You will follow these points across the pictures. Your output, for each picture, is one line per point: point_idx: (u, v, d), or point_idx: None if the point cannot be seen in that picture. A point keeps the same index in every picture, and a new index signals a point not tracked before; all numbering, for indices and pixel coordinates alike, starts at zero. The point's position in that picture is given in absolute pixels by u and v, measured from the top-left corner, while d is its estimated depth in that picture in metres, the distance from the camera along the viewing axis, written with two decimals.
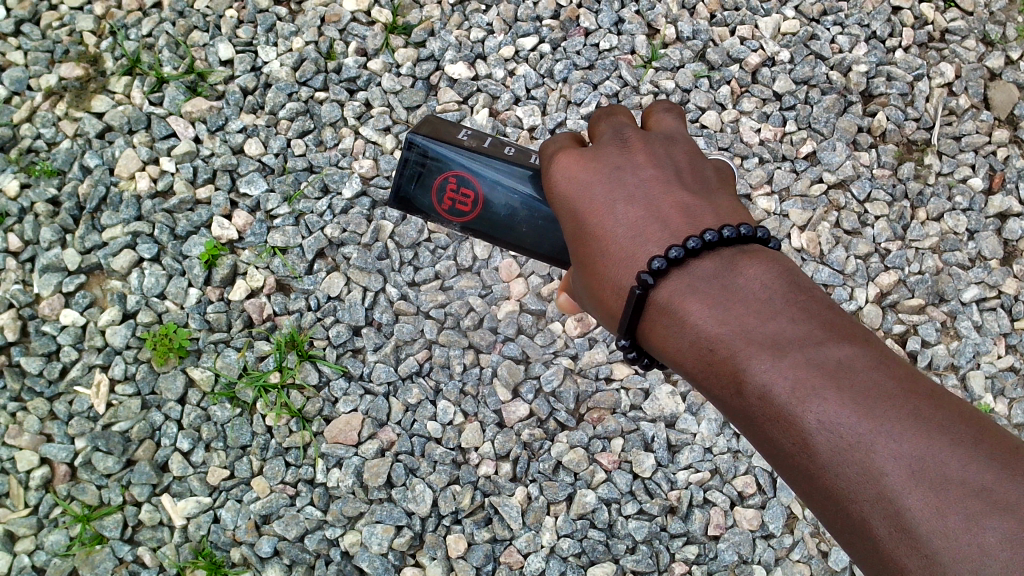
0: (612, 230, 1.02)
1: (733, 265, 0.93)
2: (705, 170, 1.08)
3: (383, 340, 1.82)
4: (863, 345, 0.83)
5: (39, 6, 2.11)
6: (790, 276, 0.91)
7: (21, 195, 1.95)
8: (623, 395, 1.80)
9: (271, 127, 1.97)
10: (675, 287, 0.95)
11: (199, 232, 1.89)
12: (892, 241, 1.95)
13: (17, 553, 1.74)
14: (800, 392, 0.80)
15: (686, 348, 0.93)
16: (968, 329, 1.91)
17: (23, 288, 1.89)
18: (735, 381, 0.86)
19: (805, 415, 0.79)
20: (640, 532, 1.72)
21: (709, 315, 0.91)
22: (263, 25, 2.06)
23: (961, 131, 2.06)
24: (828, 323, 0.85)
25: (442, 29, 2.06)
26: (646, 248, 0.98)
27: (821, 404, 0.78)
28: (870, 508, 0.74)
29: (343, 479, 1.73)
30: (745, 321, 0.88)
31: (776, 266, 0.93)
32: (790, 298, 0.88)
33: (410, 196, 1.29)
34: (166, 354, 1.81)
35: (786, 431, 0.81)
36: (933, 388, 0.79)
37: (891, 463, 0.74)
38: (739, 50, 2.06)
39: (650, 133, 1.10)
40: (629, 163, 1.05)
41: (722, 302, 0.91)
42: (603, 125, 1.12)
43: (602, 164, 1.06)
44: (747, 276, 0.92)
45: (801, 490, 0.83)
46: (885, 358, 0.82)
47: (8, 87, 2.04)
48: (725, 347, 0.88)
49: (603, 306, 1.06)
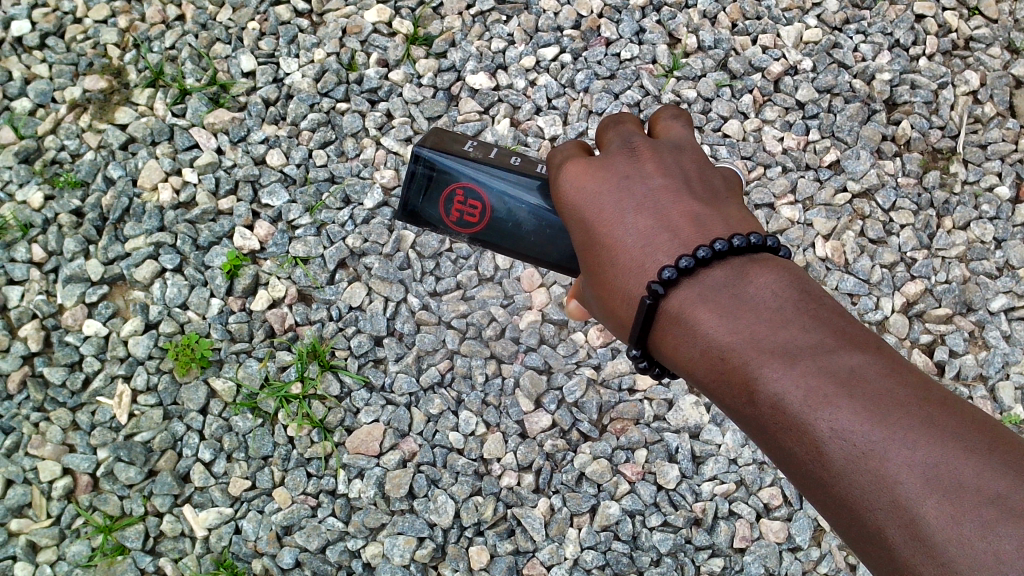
0: (619, 241, 1.00)
1: (743, 274, 0.91)
2: (713, 179, 1.05)
3: (405, 350, 1.81)
4: (876, 353, 0.81)
5: (65, 20, 2.13)
6: (802, 285, 0.89)
7: (45, 207, 1.96)
8: (646, 406, 1.78)
9: (293, 137, 1.98)
10: (685, 297, 0.93)
11: (221, 242, 1.89)
12: (918, 250, 1.93)
13: (40, 564, 1.74)
14: (812, 401, 0.78)
15: (697, 357, 0.91)
16: (996, 339, 1.88)
17: (47, 298, 1.89)
18: (747, 390, 0.84)
19: (817, 424, 0.77)
20: (665, 544, 1.69)
21: (721, 324, 0.89)
22: (285, 37, 2.07)
23: (987, 139, 2.04)
24: (840, 331, 0.83)
25: (463, 40, 2.06)
26: (657, 259, 0.96)
27: (833, 412, 0.77)
28: (885, 518, 0.72)
29: (365, 490, 1.72)
30: (756, 330, 0.86)
31: (787, 274, 0.91)
32: (801, 306, 0.86)
33: (418, 209, 1.29)
34: (189, 364, 1.81)
35: (799, 441, 0.79)
36: (948, 396, 0.77)
37: (905, 471, 0.72)
38: (761, 59, 2.05)
39: (658, 141, 1.07)
40: (638, 172, 1.02)
41: (733, 310, 0.89)
42: (611, 133, 1.09)
43: (610, 173, 1.03)
44: (757, 285, 0.90)
45: (814, 500, 0.81)
46: (898, 366, 0.80)
47: (33, 99, 2.06)
48: (736, 356, 0.86)
49: (612, 315, 1.04)
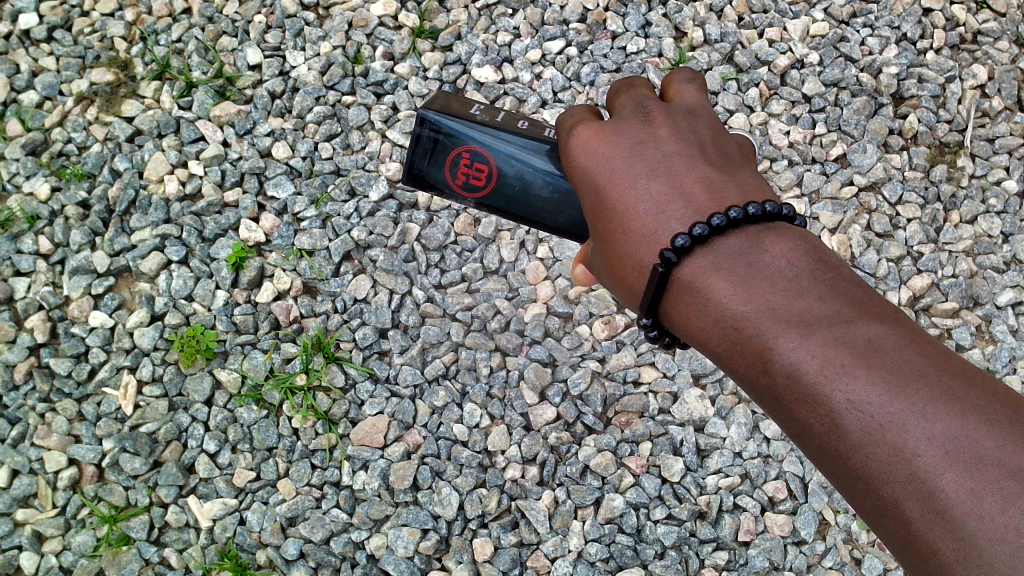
0: (629, 208, 0.99)
1: (758, 243, 0.91)
2: (728, 147, 1.05)
3: (410, 343, 1.81)
4: (894, 323, 0.80)
5: (72, 13, 2.14)
6: (819, 254, 0.88)
7: (52, 198, 1.97)
8: (651, 399, 1.78)
9: (299, 130, 1.98)
10: (699, 265, 0.92)
11: (227, 234, 1.90)
12: (925, 243, 1.92)
13: (45, 554, 1.74)
14: (828, 371, 0.77)
15: (710, 326, 0.90)
16: (1003, 334, 1.87)
17: (53, 290, 1.90)
18: (761, 360, 0.84)
19: (834, 395, 0.77)
20: (669, 536, 1.69)
21: (735, 293, 0.88)
22: (291, 30, 2.07)
23: (995, 133, 2.03)
24: (856, 300, 0.82)
25: (469, 33, 2.07)
26: (670, 225, 0.95)
27: (848, 383, 0.76)
28: (902, 491, 0.72)
29: (369, 482, 1.72)
30: (771, 299, 0.85)
31: (804, 242, 0.90)
32: (817, 275, 0.85)
33: (424, 172, 1.29)
34: (194, 356, 1.81)
35: (814, 411, 0.79)
36: (965, 366, 0.76)
37: (924, 444, 0.71)
38: (767, 53, 2.05)
39: (671, 106, 1.06)
40: (652, 138, 1.01)
41: (747, 279, 0.88)
42: (623, 98, 1.08)
43: (622, 138, 1.02)
44: (773, 254, 0.89)
45: (828, 470, 0.80)
46: (915, 335, 0.79)
47: (40, 91, 2.07)
48: (751, 325, 0.85)
49: (621, 283, 1.03)
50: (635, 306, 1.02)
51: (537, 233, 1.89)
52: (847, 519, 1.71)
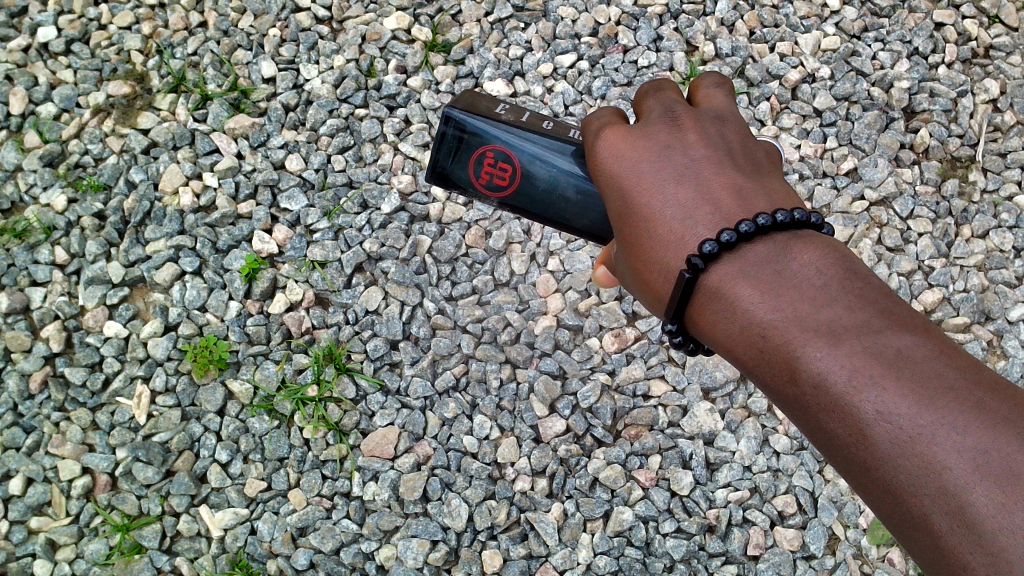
0: (657, 214, 0.98)
1: (786, 250, 0.88)
2: (756, 153, 1.03)
3: (420, 354, 1.82)
4: (924, 334, 0.77)
5: (89, 26, 2.17)
6: (847, 262, 0.86)
7: (68, 209, 1.99)
8: (661, 412, 1.79)
9: (312, 143, 2.00)
10: (726, 272, 0.90)
11: (240, 246, 1.92)
12: (937, 258, 1.92)
13: (58, 561, 1.75)
14: (856, 381, 0.75)
15: (736, 333, 0.88)
16: (1015, 348, 1.86)
17: (69, 299, 1.92)
18: (787, 369, 0.82)
19: (861, 405, 0.74)
20: (678, 550, 1.68)
21: (761, 300, 0.86)
22: (305, 44, 2.09)
23: (1006, 147, 2.03)
24: (886, 310, 0.80)
25: (481, 47, 2.08)
26: (698, 232, 0.94)
27: (877, 393, 0.74)
28: (931, 504, 0.69)
29: (379, 492, 1.73)
30: (799, 307, 0.83)
31: (832, 249, 0.88)
32: (845, 284, 0.83)
33: (449, 171, 1.29)
34: (207, 366, 1.83)
35: (841, 422, 0.76)
36: (996, 379, 0.74)
37: (954, 456, 0.69)
38: (778, 67, 2.06)
39: (700, 111, 1.04)
40: (680, 143, 1.00)
41: (775, 286, 0.86)
42: (651, 101, 1.07)
43: (651, 144, 1.01)
44: (800, 262, 0.87)
45: (854, 482, 0.78)
46: (945, 347, 0.77)
47: (58, 104, 2.09)
48: (777, 333, 0.83)
49: (647, 289, 1.02)
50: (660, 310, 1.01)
51: (548, 246, 1.90)
52: (856, 534, 1.71)
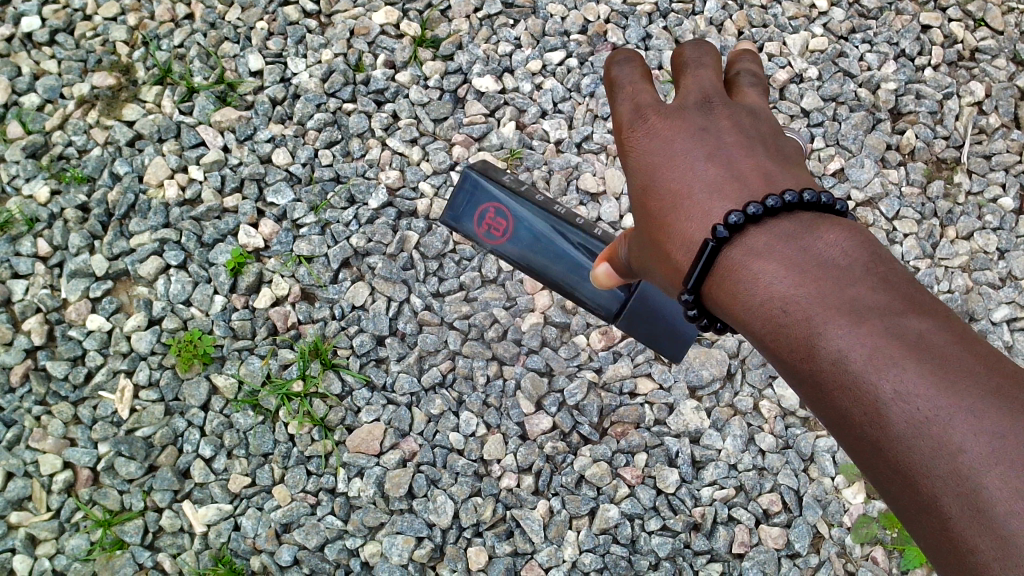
0: (685, 194, 0.99)
1: (810, 230, 0.88)
2: (784, 144, 1.05)
3: (407, 350, 1.82)
4: (944, 319, 0.77)
5: (74, 17, 2.13)
6: (871, 246, 0.85)
7: (51, 201, 1.96)
8: (647, 410, 1.79)
9: (299, 137, 1.99)
10: (748, 248, 0.90)
11: (226, 240, 1.90)
12: (921, 259, 1.94)
13: (38, 557, 1.73)
14: (876, 359, 0.74)
15: (753, 309, 0.87)
16: (999, 349, 1.88)
17: (51, 292, 1.90)
18: (803, 348, 0.81)
19: (879, 383, 0.74)
20: (663, 548, 1.69)
21: (782, 277, 0.85)
22: (293, 37, 2.08)
23: (991, 150, 2.05)
24: (907, 294, 0.79)
25: (470, 43, 2.08)
26: (722, 207, 0.95)
27: (897, 372, 0.73)
28: (943, 487, 0.69)
29: (364, 489, 1.72)
30: (820, 284, 0.82)
31: (859, 232, 0.87)
32: (870, 266, 0.83)
33: None
34: (191, 360, 1.81)
35: (856, 401, 0.76)
36: (1012, 366, 0.74)
37: (970, 440, 0.68)
38: (767, 67, 2.06)
39: (734, 101, 1.07)
40: (714, 126, 1.03)
41: (797, 263, 0.86)
42: (690, 77, 1.09)
43: (689, 124, 1.04)
44: (824, 241, 0.86)
45: (863, 461, 0.77)
46: (964, 332, 0.76)
47: (41, 94, 2.06)
48: (797, 310, 0.82)
49: (666, 263, 1.03)
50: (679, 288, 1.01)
51: None
52: (841, 532, 1.72)
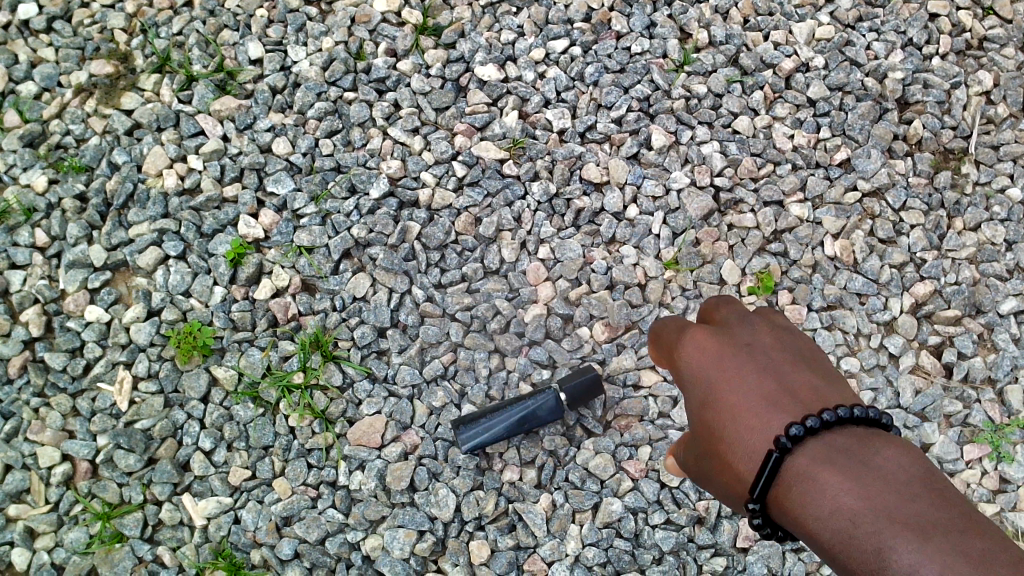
0: (719, 423, 1.07)
1: (853, 443, 0.92)
2: (830, 375, 1.10)
3: (408, 342, 1.81)
4: (934, 486, 0.84)
5: (72, 4, 2.11)
6: (888, 442, 0.92)
7: (49, 190, 1.94)
8: (651, 402, 1.77)
9: (299, 126, 1.97)
10: (773, 429, 0.99)
11: (226, 230, 1.89)
12: (928, 250, 1.91)
13: (37, 550, 1.71)
14: (872, 522, 0.81)
15: (776, 492, 0.95)
16: (1005, 342, 1.85)
17: (49, 283, 1.88)
18: (813, 516, 0.88)
19: (875, 544, 0.80)
20: (667, 542, 1.68)
21: (802, 457, 0.93)
22: (293, 25, 2.05)
23: (999, 140, 2.02)
24: (917, 471, 0.86)
25: (472, 31, 2.04)
26: (744, 396, 1.06)
27: (889, 534, 0.79)
28: None
29: (365, 482, 1.71)
30: (835, 464, 0.90)
31: (913, 453, 0.89)
32: (875, 449, 0.91)
33: None
34: (191, 352, 1.80)
35: (857, 558, 0.82)
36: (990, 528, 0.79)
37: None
38: (773, 56, 2.03)
39: (773, 322, 1.18)
40: (745, 332, 1.15)
41: (823, 451, 0.92)
42: (723, 311, 1.22)
43: (736, 341, 1.13)
44: (846, 444, 0.93)
45: None
46: (953, 499, 0.83)
47: (38, 82, 2.04)
48: (809, 485, 0.90)
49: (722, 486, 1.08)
50: (743, 498, 1.01)
51: (539, 234, 1.88)
52: None
